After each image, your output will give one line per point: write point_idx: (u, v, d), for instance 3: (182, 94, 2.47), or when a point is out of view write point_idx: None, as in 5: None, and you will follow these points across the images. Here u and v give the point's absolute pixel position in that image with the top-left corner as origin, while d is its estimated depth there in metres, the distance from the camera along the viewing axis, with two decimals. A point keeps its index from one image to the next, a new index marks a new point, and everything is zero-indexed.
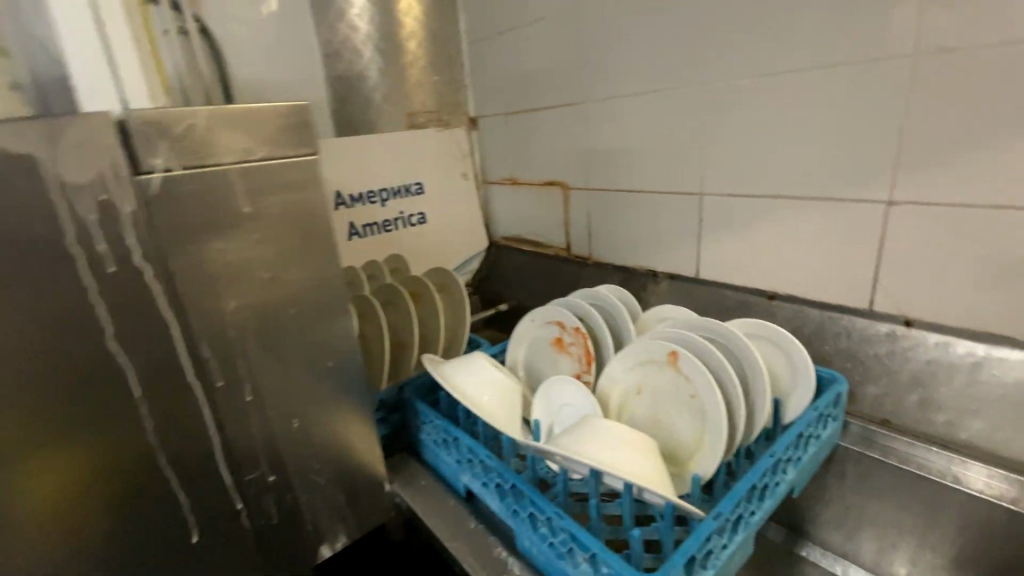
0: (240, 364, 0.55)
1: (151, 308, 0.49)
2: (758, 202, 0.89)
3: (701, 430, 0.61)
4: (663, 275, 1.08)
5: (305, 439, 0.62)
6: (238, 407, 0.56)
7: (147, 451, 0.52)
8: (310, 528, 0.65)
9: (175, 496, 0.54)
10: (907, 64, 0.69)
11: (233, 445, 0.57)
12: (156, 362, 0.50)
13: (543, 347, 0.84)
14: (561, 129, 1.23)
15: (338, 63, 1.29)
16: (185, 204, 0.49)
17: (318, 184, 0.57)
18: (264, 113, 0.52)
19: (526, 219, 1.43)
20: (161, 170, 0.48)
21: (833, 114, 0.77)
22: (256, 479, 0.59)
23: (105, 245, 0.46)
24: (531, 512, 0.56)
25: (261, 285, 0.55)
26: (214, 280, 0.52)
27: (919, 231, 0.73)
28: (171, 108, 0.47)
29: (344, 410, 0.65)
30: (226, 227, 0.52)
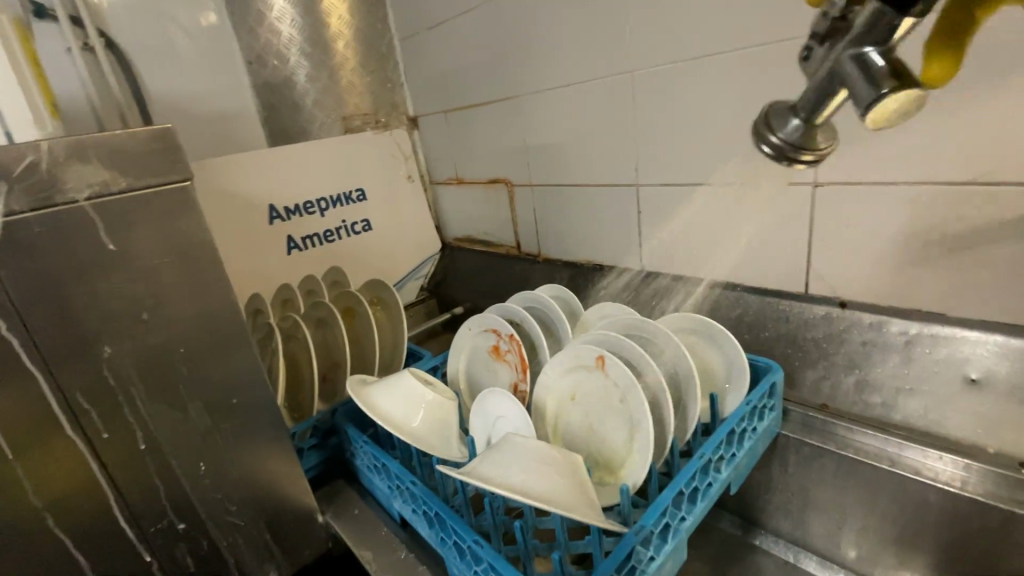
0: (128, 412, 0.51)
1: (10, 364, 0.45)
2: (691, 189, 0.87)
3: (631, 436, 0.59)
4: (609, 269, 1.06)
5: (217, 482, 0.58)
6: (132, 457, 0.52)
7: (27, 517, 0.47)
8: (235, 572, 0.61)
9: (68, 560, 0.50)
10: None
11: (131, 498, 0.53)
12: (25, 422, 0.46)
13: (482, 356, 0.81)
14: (498, 125, 1.19)
15: (263, 69, 1.24)
16: (38, 248, 0.45)
17: (199, 212, 0.53)
18: (122, 141, 0.48)
19: (475, 219, 1.39)
20: (2, 214, 0.43)
21: (754, 97, 0.75)
22: (163, 529, 0.55)
23: None
24: (456, 539, 0.54)
25: (143, 326, 0.51)
26: (85, 326, 0.48)
27: (846, 212, 0.72)
28: (4, 145, 0.42)
29: (260, 446, 0.61)
30: (92, 268, 0.48)
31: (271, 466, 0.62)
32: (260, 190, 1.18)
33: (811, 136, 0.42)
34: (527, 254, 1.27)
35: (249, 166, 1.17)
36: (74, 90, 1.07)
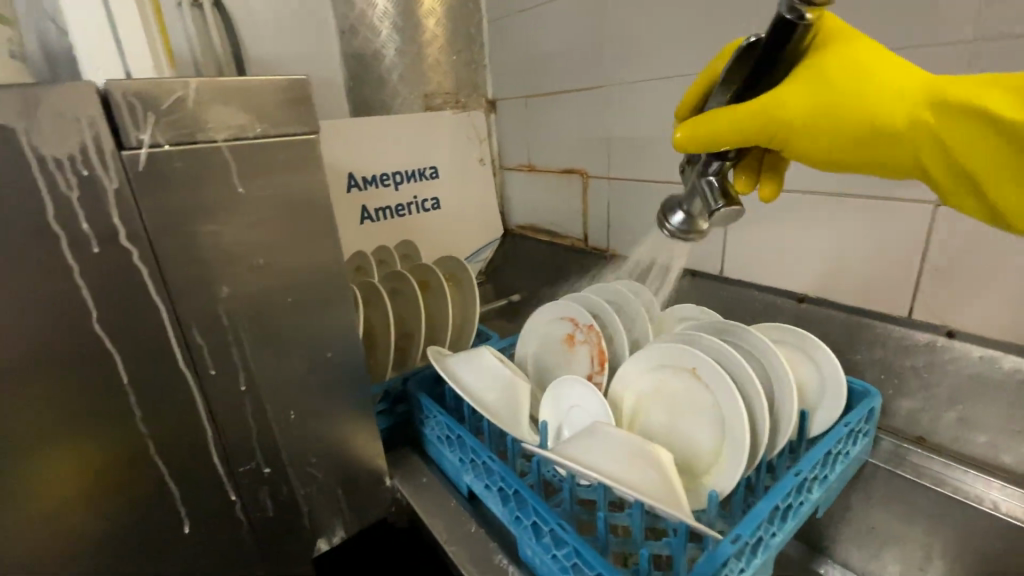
0: (235, 352, 0.53)
1: (139, 292, 0.46)
2: (790, 197, 0.82)
3: (720, 441, 0.57)
4: (685, 271, 1.02)
5: (302, 431, 0.59)
6: (232, 396, 0.53)
7: (136, 441, 0.49)
8: (307, 521, 0.63)
9: (166, 487, 0.52)
10: (967, 52, 0.60)
11: (227, 436, 0.54)
12: (145, 349, 0.48)
13: (555, 343, 0.80)
14: (581, 114, 1.17)
15: (354, 40, 1.25)
16: (177, 183, 0.46)
17: (318, 166, 0.54)
18: (259, 87, 0.49)
19: (543, 208, 1.38)
20: (148, 145, 0.44)
21: None
22: (250, 471, 0.57)
23: (89, 225, 0.43)
24: (535, 521, 0.53)
25: (257, 271, 0.52)
26: (208, 264, 0.49)
27: (969, 235, 0.66)
28: (158, 78, 0.43)
29: (343, 403, 0.62)
30: (220, 209, 0.49)
31: (351, 424, 0.63)
32: (341, 158, 1.20)
33: (694, 223, 0.52)
34: (594, 248, 1.24)
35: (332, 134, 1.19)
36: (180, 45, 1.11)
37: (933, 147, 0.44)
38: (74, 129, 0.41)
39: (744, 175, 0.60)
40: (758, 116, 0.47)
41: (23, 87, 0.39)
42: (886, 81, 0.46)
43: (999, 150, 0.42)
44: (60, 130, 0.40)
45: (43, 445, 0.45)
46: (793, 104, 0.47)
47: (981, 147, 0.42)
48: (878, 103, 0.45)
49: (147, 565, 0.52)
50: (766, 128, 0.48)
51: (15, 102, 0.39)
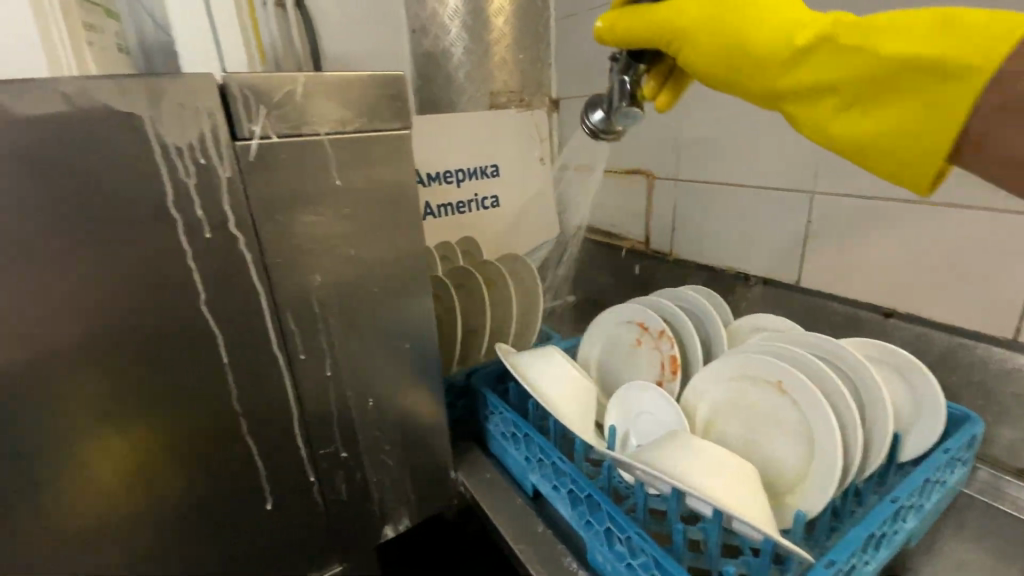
0: (322, 338, 0.54)
1: (242, 276, 0.49)
2: (883, 206, 0.77)
3: (806, 459, 0.54)
4: (756, 279, 0.98)
5: (377, 419, 0.61)
6: (317, 380, 0.55)
7: (230, 418, 0.52)
8: (376, 507, 0.64)
9: (254, 464, 0.54)
10: None
11: (310, 419, 0.56)
12: (243, 331, 0.50)
13: (622, 347, 0.79)
14: (650, 114, 1.14)
15: (424, 38, 1.25)
16: (281, 173, 0.48)
17: (408, 161, 0.55)
18: (361, 83, 0.50)
19: (603, 209, 1.36)
20: (259, 137, 0.46)
21: None
22: (329, 455, 0.58)
23: (202, 211, 0.45)
24: (609, 527, 0.52)
25: (347, 261, 0.54)
26: (303, 252, 0.51)
27: None
28: (272, 73, 0.45)
29: (416, 394, 0.63)
30: (318, 201, 0.51)
31: (422, 415, 0.64)
32: None
33: (610, 122, 0.68)
34: (657, 252, 1.21)
35: None
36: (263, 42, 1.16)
37: (795, 78, 0.50)
38: (195, 120, 0.43)
39: (653, 82, 0.66)
40: (659, 21, 0.57)
41: (154, 78, 0.41)
42: (776, 15, 0.52)
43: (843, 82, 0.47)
44: (184, 120, 0.43)
45: (151, 416, 0.48)
46: (688, 12, 0.55)
47: (834, 75, 0.47)
48: (756, 28, 0.52)
49: (233, 535, 0.55)
50: (663, 35, 0.57)
51: (145, 94, 0.41)
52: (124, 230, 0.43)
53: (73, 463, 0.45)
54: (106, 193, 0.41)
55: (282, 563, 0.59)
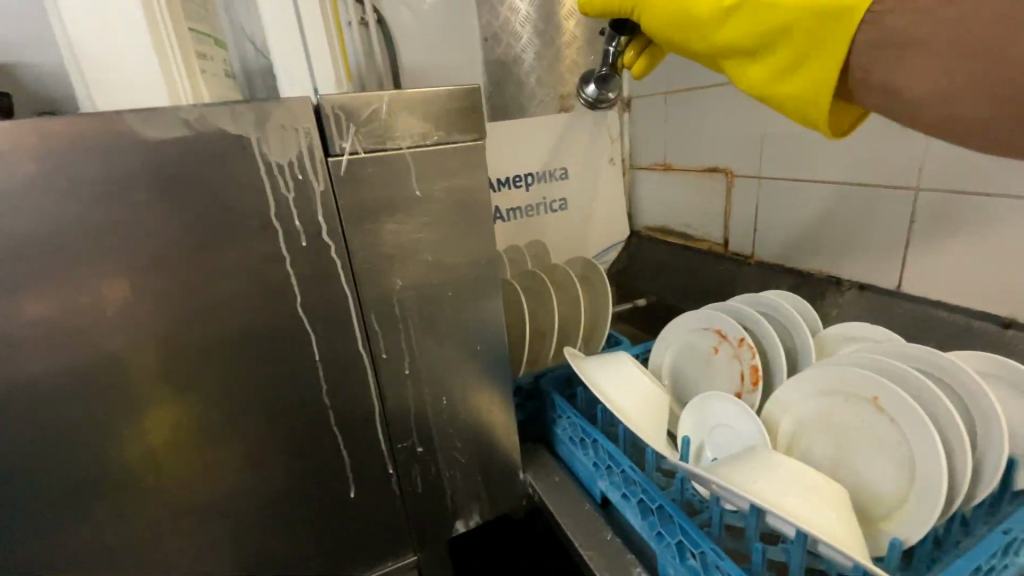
0: (402, 339, 0.58)
1: (331, 280, 0.53)
2: (1005, 203, 0.68)
3: (905, 484, 0.50)
4: (849, 284, 0.90)
5: (451, 417, 0.63)
6: (396, 377, 0.59)
7: (320, 410, 0.57)
8: (448, 502, 0.67)
9: (340, 453, 0.59)
10: None
11: (390, 414, 0.60)
12: (332, 330, 0.54)
13: (697, 355, 0.76)
14: (728, 110, 1.09)
15: (496, 46, 1.26)
16: (366, 185, 0.52)
17: (482, 170, 0.57)
18: (440, 98, 0.53)
19: (676, 209, 1.32)
20: (349, 153, 0.50)
21: None
22: (406, 448, 0.62)
23: (299, 221, 0.50)
24: (681, 540, 0.51)
25: (425, 266, 0.57)
26: (386, 258, 0.55)
27: None
28: (361, 93, 0.49)
29: (488, 394, 0.65)
30: (399, 209, 0.54)
31: (492, 415, 0.66)
32: None
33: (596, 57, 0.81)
34: (736, 254, 1.15)
35: None
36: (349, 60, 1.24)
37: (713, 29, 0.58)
38: (294, 139, 0.48)
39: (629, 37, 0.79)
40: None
41: (260, 103, 0.46)
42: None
43: (752, 38, 0.54)
44: (284, 140, 0.47)
45: (254, 404, 0.53)
46: None
47: (744, 28, 0.55)
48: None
49: (323, 516, 0.60)
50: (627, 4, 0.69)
51: (253, 118, 0.46)
52: (235, 238, 0.48)
53: (192, 443, 0.52)
54: (221, 205, 0.47)
55: (363, 548, 0.64)
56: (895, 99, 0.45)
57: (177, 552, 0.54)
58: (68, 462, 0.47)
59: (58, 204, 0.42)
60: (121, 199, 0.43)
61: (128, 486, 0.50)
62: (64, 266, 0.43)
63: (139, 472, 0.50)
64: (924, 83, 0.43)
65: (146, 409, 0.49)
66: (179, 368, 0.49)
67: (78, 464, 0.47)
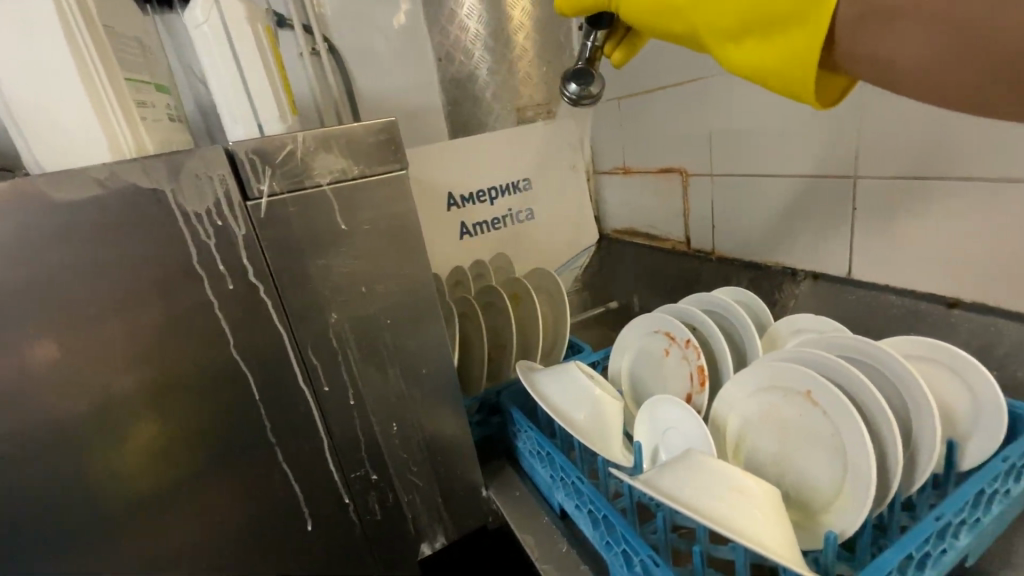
0: (343, 371, 0.59)
1: (264, 321, 0.54)
2: (937, 185, 0.69)
3: (841, 476, 0.50)
4: (803, 274, 0.91)
5: (404, 442, 0.64)
6: (342, 409, 0.60)
7: (267, 447, 0.57)
8: (411, 525, 0.67)
9: (292, 488, 0.59)
10: None
11: (339, 445, 0.60)
12: (271, 369, 0.55)
13: (651, 357, 0.77)
14: (676, 112, 1.11)
15: (450, 65, 1.28)
16: (290, 225, 0.53)
17: (408, 198, 0.58)
18: (356, 133, 0.54)
19: (639, 211, 1.33)
20: (267, 195, 0.51)
21: None
22: (361, 477, 0.63)
23: (224, 266, 0.51)
24: (625, 548, 0.51)
25: (359, 298, 0.58)
26: (317, 293, 0.56)
27: None
28: (273, 137, 0.50)
29: (439, 417, 0.66)
30: (326, 244, 0.55)
31: (446, 435, 0.67)
32: (440, 177, 1.25)
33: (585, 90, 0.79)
34: (698, 251, 1.16)
35: (432, 156, 1.24)
36: (303, 91, 1.25)
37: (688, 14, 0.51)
38: (210, 188, 0.49)
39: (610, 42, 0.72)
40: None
41: (173, 157, 0.47)
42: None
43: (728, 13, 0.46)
44: (201, 189, 0.49)
45: (197, 450, 0.54)
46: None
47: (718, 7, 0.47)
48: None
49: (282, 550, 0.61)
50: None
51: (166, 172, 0.47)
52: (158, 290, 0.49)
53: (135, 495, 0.52)
54: (139, 260, 0.48)
55: None
56: (888, 74, 0.39)
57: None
58: (11, 521, 0.48)
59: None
60: (36, 263, 0.44)
61: (75, 540, 0.50)
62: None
63: (79, 528, 0.50)
64: (910, 55, 0.37)
65: (81, 465, 0.49)
66: (110, 424, 0.49)
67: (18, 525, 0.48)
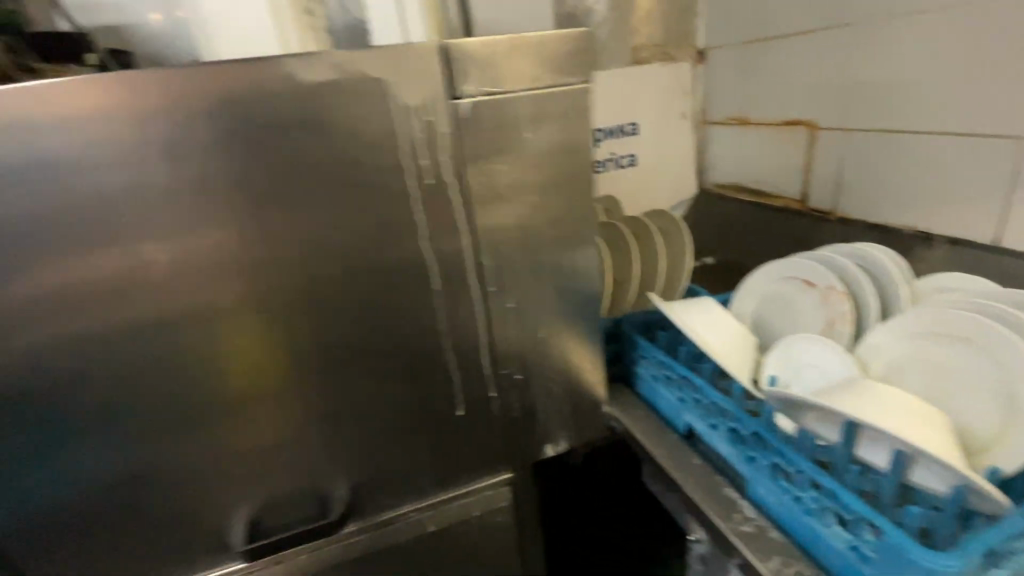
0: (508, 273, 0.63)
1: (451, 217, 0.58)
2: None
3: (1006, 421, 0.52)
4: (941, 240, 0.89)
5: (546, 349, 0.69)
6: (502, 310, 0.64)
7: (435, 333, 0.63)
8: (540, 426, 0.73)
9: (449, 374, 0.66)
10: None
11: (494, 344, 0.66)
12: (450, 263, 0.60)
13: (779, 302, 0.77)
14: (818, 56, 1.05)
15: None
16: (485, 127, 0.56)
17: (585, 112, 0.60)
18: (553, 42, 0.56)
19: (749, 164, 1.27)
20: (470, 96, 0.54)
21: None
22: (507, 374, 0.68)
23: (428, 162, 0.56)
24: (775, 462, 0.54)
25: (530, 206, 0.61)
26: (497, 197, 0.59)
27: None
28: (486, 39, 0.53)
29: (580, 330, 0.70)
30: (508, 151, 0.57)
31: (582, 350, 0.71)
32: None
33: None
34: (815, 211, 1.11)
35: None
36: None
37: None
38: (427, 84, 0.53)
39: None
40: None
41: (399, 53, 0.52)
42: None
43: None
44: (424, 86, 0.53)
45: (377, 326, 0.60)
46: None
47: None
48: None
49: (429, 429, 0.67)
50: None
51: (393, 68, 0.52)
52: (358, 158, 0.54)
53: (316, 352, 0.59)
54: (363, 126, 0.53)
55: (457, 465, 0.70)
56: None
57: (311, 446, 0.63)
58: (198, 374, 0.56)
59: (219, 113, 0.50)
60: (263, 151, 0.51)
61: (257, 392, 0.59)
62: (234, 163, 0.51)
63: (289, 367, 0.59)
64: None
65: (292, 305, 0.57)
66: (315, 278, 0.57)
67: (237, 340, 0.57)
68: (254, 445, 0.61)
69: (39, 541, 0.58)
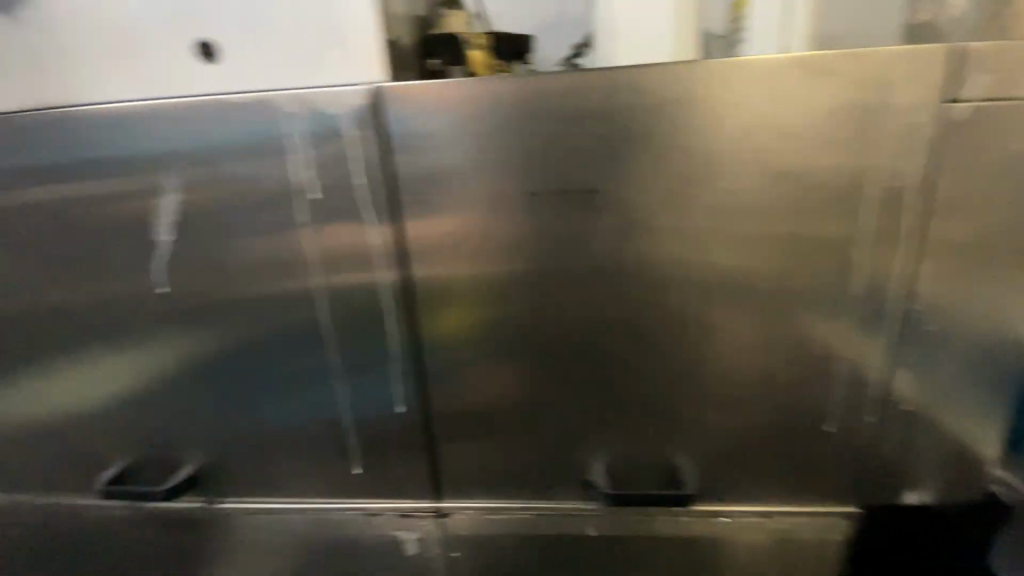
0: (936, 293, 0.59)
1: (901, 224, 0.57)
2: None
3: None
4: None
5: (948, 384, 0.62)
6: (915, 330, 0.60)
7: (833, 338, 0.62)
8: (909, 466, 0.66)
9: (832, 384, 0.64)
10: None
11: (893, 364, 0.62)
12: (877, 270, 0.59)
13: None
14: None
15: None
16: (973, 134, 0.54)
17: None
18: None
19: None
20: (970, 101, 0.53)
21: None
22: (894, 400, 0.63)
23: (896, 165, 0.55)
24: None
25: (989, 223, 0.56)
26: (955, 209, 0.56)
27: None
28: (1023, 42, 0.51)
29: (992, 373, 0.62)
30: (1003, 179, 0.55)
31: (985, 396, 0.63)
32: None
33: None
34: None
35: None
36: None
37: None
38: (926, 86, 0.53)
39: None
40: None
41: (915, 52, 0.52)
42: None
43: None
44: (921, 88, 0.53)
45: (778, 319, 0.62)
46: None
47: None
48: None
49: (791, 434, 0.66)
50: None
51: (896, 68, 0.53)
52: (819, 153, 0.56)
53: (707, 330, 0.63)
54: (829, 124, 0.55)
55: (812, 484, 0.68)
56: None
57: (672, 418, 0.67)
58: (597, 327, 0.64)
59: (739, 113, 0.56)
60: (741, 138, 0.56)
61: (645, 355, 0.65)
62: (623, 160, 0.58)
63: (687, 340, 0.63)
64: None
65: (696, 283, 0.61)
66: (748, 262, 0.60)
67: (623, 308, 0.63)
68: (622, 402, 0.67)
69: (462, 436, 0.71)
